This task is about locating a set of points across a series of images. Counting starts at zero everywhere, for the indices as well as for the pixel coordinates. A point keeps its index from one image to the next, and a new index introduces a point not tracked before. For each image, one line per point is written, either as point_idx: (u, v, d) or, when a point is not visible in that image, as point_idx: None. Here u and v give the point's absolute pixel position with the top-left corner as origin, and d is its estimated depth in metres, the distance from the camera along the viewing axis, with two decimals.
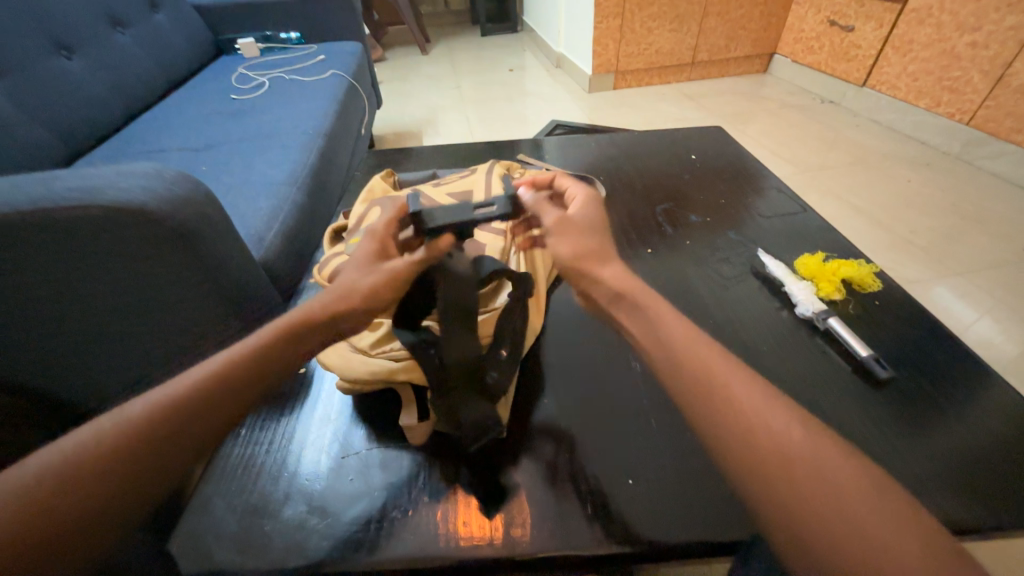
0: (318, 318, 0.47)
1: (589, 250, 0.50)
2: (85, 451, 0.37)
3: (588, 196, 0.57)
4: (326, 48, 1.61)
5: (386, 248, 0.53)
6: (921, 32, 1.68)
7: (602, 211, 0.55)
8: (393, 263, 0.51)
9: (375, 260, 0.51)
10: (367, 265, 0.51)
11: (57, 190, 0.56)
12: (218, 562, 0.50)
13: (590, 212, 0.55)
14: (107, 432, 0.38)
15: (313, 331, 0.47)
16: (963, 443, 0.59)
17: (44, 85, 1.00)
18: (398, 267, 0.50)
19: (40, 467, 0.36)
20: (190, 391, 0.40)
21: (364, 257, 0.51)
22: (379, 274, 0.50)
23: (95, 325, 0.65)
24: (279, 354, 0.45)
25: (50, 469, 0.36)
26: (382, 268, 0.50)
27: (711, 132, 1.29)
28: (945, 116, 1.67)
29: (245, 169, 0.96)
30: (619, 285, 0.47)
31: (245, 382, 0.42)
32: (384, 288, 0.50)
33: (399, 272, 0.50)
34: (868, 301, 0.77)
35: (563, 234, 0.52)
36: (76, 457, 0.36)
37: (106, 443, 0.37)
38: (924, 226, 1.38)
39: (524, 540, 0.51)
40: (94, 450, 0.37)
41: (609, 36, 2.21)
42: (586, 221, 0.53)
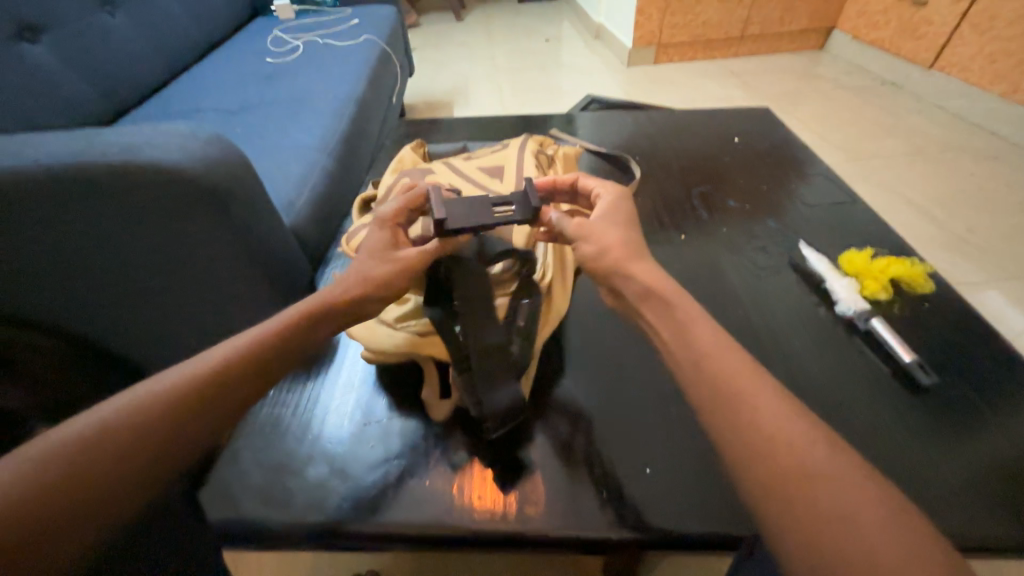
0: (340, 304, 0.50)
1: (617, 249, 0.51)
2: (112, 425, 0.39)
3: (614, 195, 0.58)
4: (361, 12, 1.58)
5: (395, 237, 0.56)
6: (1005, 8, 1.52)
7: (627, 208, 0.57)
8: (406, 251, 0.54)
9: (386, 249, 0.54)
10: (379, 253, 0.53)
11: (101, 148, 0.57)
12: (245, 511, 0.53)
13: (615, 211, 0.56)
14: (133, 408, 0.40)
15: (326, 320, 0.49)
16: (1006, 459, 0.56)
17: (89, 41, 1.03)
18: (412, 255, 0.53)
19: (69, 439, 0.38)
20: (234, 363, 0.44)
21: (374, 246, 0.54)
22: (391, 263, 0.52)
23: (137, 280, 0.68)
24: (293, 342, 0.47)
25: (78, 442, 0.38)
26: (394, 257, 0.53)
27: (758, 112, 1.22)
28: (1021, 105, 1.52)
29: (278, 134, 0.96)
30: (649, 279, 0.48)
31: (263, 364, 0.45)
32: (398, 277, 0.52)
33: (413, 261, 0.53)
34: (915, 302, 0.73)
35: (589, 234, 0.53)
36: (104, 431, 0.39)
37: (134, 419, 0.40)
38: (983, 224, 1.28)
39: (537, 518, 0.52)
40: (122, 424, 0.39)
41: (653, 5, 2.08)
42: (611, 220, 0.54)
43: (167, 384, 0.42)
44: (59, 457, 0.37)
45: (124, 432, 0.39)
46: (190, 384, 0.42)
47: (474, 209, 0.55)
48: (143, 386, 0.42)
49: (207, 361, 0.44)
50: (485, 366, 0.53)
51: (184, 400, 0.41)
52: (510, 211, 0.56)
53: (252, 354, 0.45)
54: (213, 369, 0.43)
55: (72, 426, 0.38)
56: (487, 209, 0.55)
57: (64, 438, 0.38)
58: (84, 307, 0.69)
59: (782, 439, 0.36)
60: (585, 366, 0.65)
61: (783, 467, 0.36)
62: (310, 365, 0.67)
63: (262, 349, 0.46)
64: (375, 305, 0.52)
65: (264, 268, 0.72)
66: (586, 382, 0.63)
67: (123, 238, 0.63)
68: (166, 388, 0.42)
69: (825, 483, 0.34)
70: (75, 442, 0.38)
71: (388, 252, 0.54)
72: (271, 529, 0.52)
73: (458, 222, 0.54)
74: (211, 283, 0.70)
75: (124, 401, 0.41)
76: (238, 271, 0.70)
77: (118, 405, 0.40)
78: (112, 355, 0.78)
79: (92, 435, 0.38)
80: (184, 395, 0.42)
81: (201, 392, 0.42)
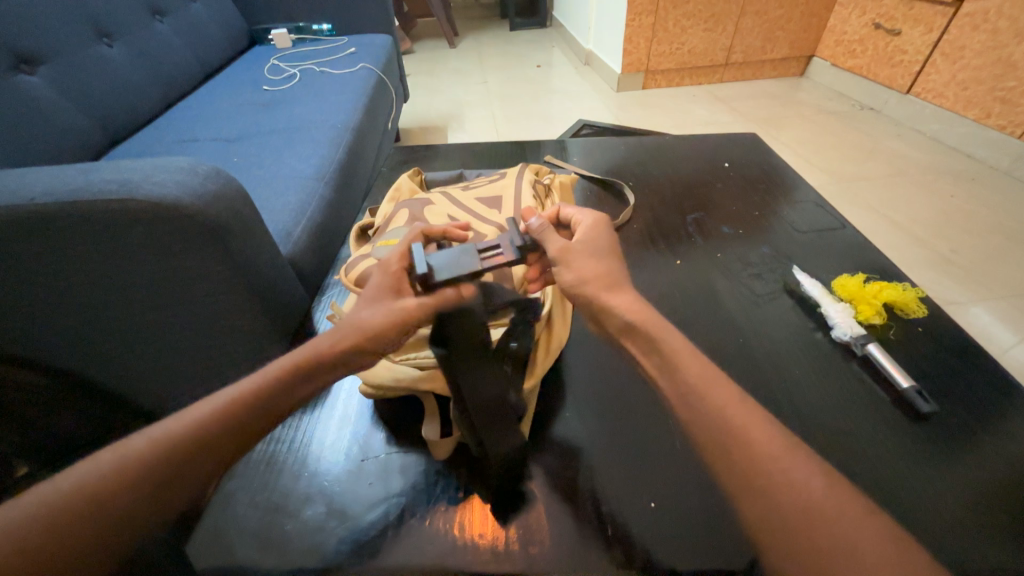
0: (330, 356, 0.45)
1: (597, 276, 0.49)
2: (91, 485, 0.38)
3: (594, 223, 0.56)
4: (357, 41, 1.61)
5: (398, 284, 0.49)
6: (975, 38, 1.59)
7: (609, 235, 0.55)
8: (404, 301, 0.47)
9: (387, 296, 0.48)
10: (378, 301, 0.48)
11: (96, 185, 0.57)
12: (238, 557, 0.51)
13: (597, 239, 0.54)
14: (112, 464, 0.39)
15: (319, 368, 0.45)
16: (1008, 486, 0.56)
17: (87, 72, 1.03)
18: (409, 306, 0.47)
19: (62, 489, 0.38)
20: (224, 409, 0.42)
21: (370, 294, 0.48)
22: (389, 312, 0.47)
23: (132, 314, 0.67)
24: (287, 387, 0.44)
25: (61, 503, 0.37)
26: (393, 306, 0.47)
27: (746, 138, 1.25)
28: (995, 129, 1.58)
29: (275, 162, 0.97)
30: (632, 315, 0.46)
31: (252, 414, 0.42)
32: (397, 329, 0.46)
33: (411, 312, 0.47)
34: (908, 327, 0.74)
35: (573, 260, 0.50)
36: (84, 491, 0.38)
37: (114, 477, 0.38)
38: (966, 244, 1.32)
39: (541, 558, 0.51)
40: (102, 482, 0.38)
41: (640, 34, 2.16)
42: (592, 247, 0.52)
43: (148, 438, 0.40)
44: (50, 509, 0.37)
45: (102, 492, 0.38)
46: (171, 435, 0.40)
47: (462, 257, 0.50)
48: (126, 439, 0.41)
49: (192, 413, 0.42)
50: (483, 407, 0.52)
51: (164, 457, 0.39)
52: (500, 254, 0.51)
53: (240, 405, 0.42)
54: (198, 422, 0.41)
55: (56, 483, 0.38)
56: (474, 255, 0.50)
57: (50, 494, 0.37)
58: (75, 343, 0.68)
59: (787, 479, 0.36)
60: (587, 397, 0.65)
61: (792, 508, 0.35)
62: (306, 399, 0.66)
63: (253, 397, 0.42)
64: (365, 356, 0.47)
65: (261, 300, 0.71)
66: (587, 414, 0.63)
67: (117, 272, 0.62)
68: (148, 442, 0.40)
69: (836, 525, 0.34)
70: (57, 502, 0.37)
71: (388, 299, 0.48)
72: None
73: (445, 273, 0.48)
74: (206, 316, 0.69)
75: (105, 457, 0.39)
76: (234, 303, 0.69)
77: (99, 462, 0.39)
78: (103, 391, 0.76)
79: (73, 491, 0.38)
80: (165, 451, 0.39)
81: (183, 447, 0.40)
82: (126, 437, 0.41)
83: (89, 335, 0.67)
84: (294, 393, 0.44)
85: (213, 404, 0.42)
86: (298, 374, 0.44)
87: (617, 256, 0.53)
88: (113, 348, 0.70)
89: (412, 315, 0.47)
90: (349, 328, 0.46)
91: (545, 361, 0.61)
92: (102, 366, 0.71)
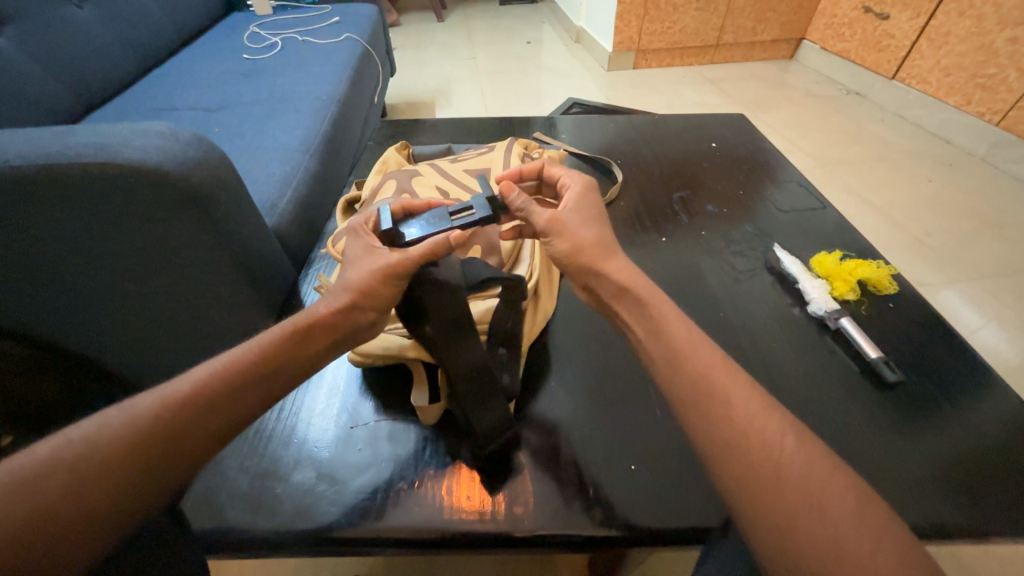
0: (325, 319, 0.46)
1: (589, 244, 0.50)
2: (99, 441, 0.38)
3: (579, 192, 0.56)
4: (341, 10, 1.56)
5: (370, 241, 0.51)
6: (960, 24, 1.61)
7: (596, 203, 0.56)
8: (382, 256, 0.48)
9: (367, 253, 0.49)
10: (358, 259, 0.49)
11: (72, 147, 0.55)
12: (229, 519, 0.52)
13: (585, 207, 0.54)
14: (122, 422, 0.39)
15: (317, 335, 0.46)
16: (963, 450, 0.59)
17: (54, 33, 0.98)
18: (389, 260, 0.47)
19: (69, 447, 0.38)
20: (229, 371, 0.43)
21: (353, 255, 0.50)
22: (371, 267, 0.47)
23: (113, 283, 0.66)
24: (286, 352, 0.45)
25: (68, 457, 0.37)
26: (372, 261, 0.48)
27: (734, 119, 1.26)
28: (974, 115, 1.62)
29: (257, 133, 0.94)
30: (625, 281, 0.48)
31: (257, 376, 0.43)
32: (379, 282, 0.47)
33: (390, 265, 0.47)
34: (881, 303, 0.77)
35: (563, 230, 0.51)
36: (92, 446, 0.38)
37: (121, 433, 0.38)
38: (941, 228, 1.36)
39: (525, 518, 0.53)
40: (109, 438, 0.38)
41: (632, 12, 2.12)
42: (581, 216, 0.53)
43: (156, 397, 0.41)
44: (54, 467, 0.36)
45: (109, 448, 0.38)
46: (179, 394, 0.41)
47: (431, 219, 0.52)
48: (135, 399, 0.41)
49: (198, 374, 0.43)
50: (468, 378, 0.52)
51: (170, 416, 0.40)
52: (471, 213, 0.51)
53: (245, 367, 0.43)
54: (204, 381, 0.42)
55: (64, 438, 0.38)
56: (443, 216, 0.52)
57: (56, 451, 0.37)
58: (53, 313, 0.67)
59: (759, 439, 0.38)
60: (573, 367, 0.66)
61: (762, 464, 0.37)
62: None
63: (256, 361, 0.44)
64: (364, 314, 0.48)
65: (246, 272, 0.70)
66: (572, 382, 0.65)
67: (96, 239, 0.61)
68: (155, 402, 0.40)
69: (800, 478, 0.36)
70: (65, 456, 0.37)
71: (368, 255, 0.49)
72: (255, 537, 0.51)
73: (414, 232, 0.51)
74: (191, 286, 0.69)
75: (114, 414, 0.40)
76: (219, 274, 0.69)
77: (109, 418, 0.40)
78: (86, 362, 0.75)
79: (81, 449, 0.38)
80: (171, 411, 0.40)
81: (192, 405, 0.41)
82: (135, 396, 0.41)
83: (70, 306, 0.66)
84: (296, 358, 0.45)
85: (217, 366, 0.43)
86: (297, 339, 0.46)
87: (605, 223, 0.54)
88: (93, 320, 0.69)
89: (391, 266, 0.47)
90: (339, 290, 0.47)
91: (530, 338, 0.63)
92: (81, 337, 0.70)
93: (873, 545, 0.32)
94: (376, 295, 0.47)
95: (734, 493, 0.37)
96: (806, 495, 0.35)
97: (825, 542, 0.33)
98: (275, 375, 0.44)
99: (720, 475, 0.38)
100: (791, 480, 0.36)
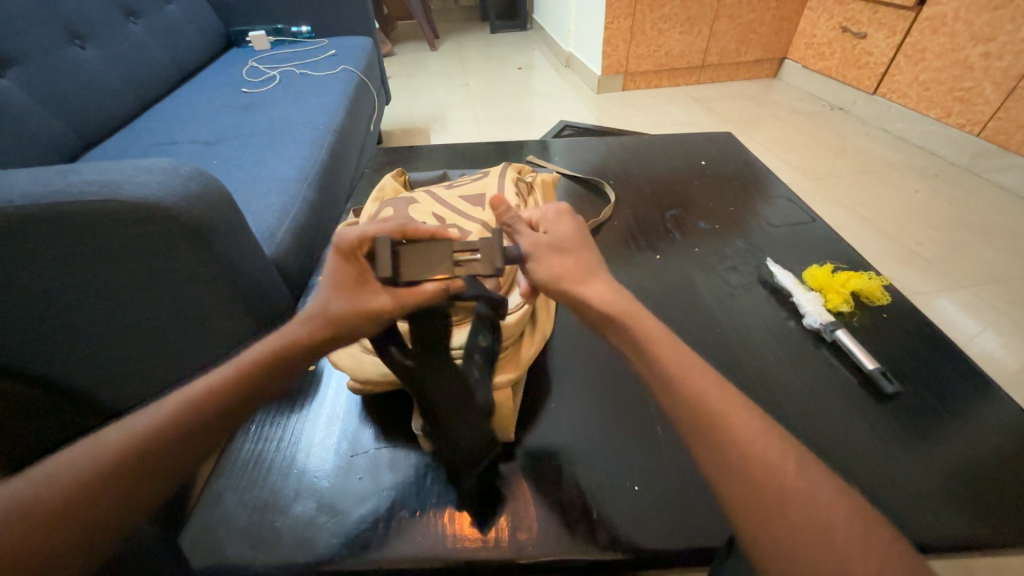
0: (301, 343, 0.45)
1: (570, 269, 0.49)
2: (64, 478, 0.38)
3: (556, 215, 0.54)
4: (338, 43, 1.61)
5: (361, 270, 0.47)
6: (935, 40, 1.67)
7: (574, 225, 0.53)
8: (376, 297, 0.45)
9: (356, 285, 0.46)
10: (346, 289, 0.46)
11: (76, 185, 0.56)
12: (227, 555, 0.51)
13: (564, 231, 0.52)
14: (87, 457, 0.39)
15: (298, 355, 0.45)
16: (963, 458, 0.60)
17: (59, 73, 1.01)
18: (382, 304, 0.45)
19: (36, 485, 0.37)
20: (199, 397, 0.42)
21: (337, 280, 0.46)
22: (356, 304, 0.45)
23: (113, 317, 0.66)
24: (261, 376, 0.44)
25: (34, 498, 0.37)
26: (361, 296, 0.45)
27: (721, 137, 1.29)
28: (955, 127, 1.66)
29: (257, 164, 0.96)
30: (622, 302, 0.47)
31: (232, 405, 0.43)
32: (369, 320, 0.45)
33: (381, 308, 0.45)
34: (873, 314, 0.78)
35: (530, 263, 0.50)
36: (58, 485, 0.37)
37: (86, 470, 0.38)
38: (930, 237, 1.38)
39: (529, 543, 0.52)
40: (75, 476, 0.38)
41: (619, 37, 2.20)
42: (562, 241, 0.51)
43: (122, 431, 0.40)
44: (22, 511, 0.36)
45: (76, 485, 0.37)
46: (145, 425, 0.40)
47: (434, 258, 0.47)
48: (100, 432, 0.41)
49: (170, 401, 0.42)
50: (451, 408, 0.52)
51: (135, 449, 0.39)
52: (477, 261, 0.47)
53: (217, 394, 0.42)
54: (176, 408, 0.41)
55: (27, 479, 0.37)
56: (447, 256, 0.47)
57: (24, 491, 0.37)
58: (53, 348, 0.67)
59: (761, 460, 0.38)
60: (572, 388, 0.66)
61: (765, 484, 0.36)
62: (294, 398, 0.66)
63: (233, 387, 0.43)
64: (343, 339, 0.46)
65: (245, 301, 0.71)
66: (571, 402, 0.65)
67: (95, 274, 0.61)
68: (121, 434, 0.40)
69: (799, 492, 0.36)
70: (31, 497, 0.37)
71: (359, 288, 0.45)
72: (255, 572, 0.51)
73: (413, 274, 0.46)
74: (190, 317, 0.69)
75: (77, 451, 0.39)
76: (218, 304, 0.69)
77: (73, 454, 0.39)
78: (85, 394, 0.75)
79: (49, 488, 0.37)
80: (139, 441, 0.39)
81: (161, 437, 0.40)
82: (100, 431, 0.40)
83: (68, 340, 0.67)
84: (275, 380, 0.45)
85: (191, 393, 0.42)
86: (275, 359, 0.45)
87: (585, 245, 0.52)
88: (93, 352, 0.69)
89: (385, 311, 0.45)
90: (321, 317, 0.45)
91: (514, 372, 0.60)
92: (81, 371, 0.71)
93: (872, 556, 0.33)
94: (362, 327, 0.46)
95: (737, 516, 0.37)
96: (813, 516, 0.35)
97: (824, 552, 0.33)
98: (252, 398, 0.43)
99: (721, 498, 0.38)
100: (797, 502, 0.35)
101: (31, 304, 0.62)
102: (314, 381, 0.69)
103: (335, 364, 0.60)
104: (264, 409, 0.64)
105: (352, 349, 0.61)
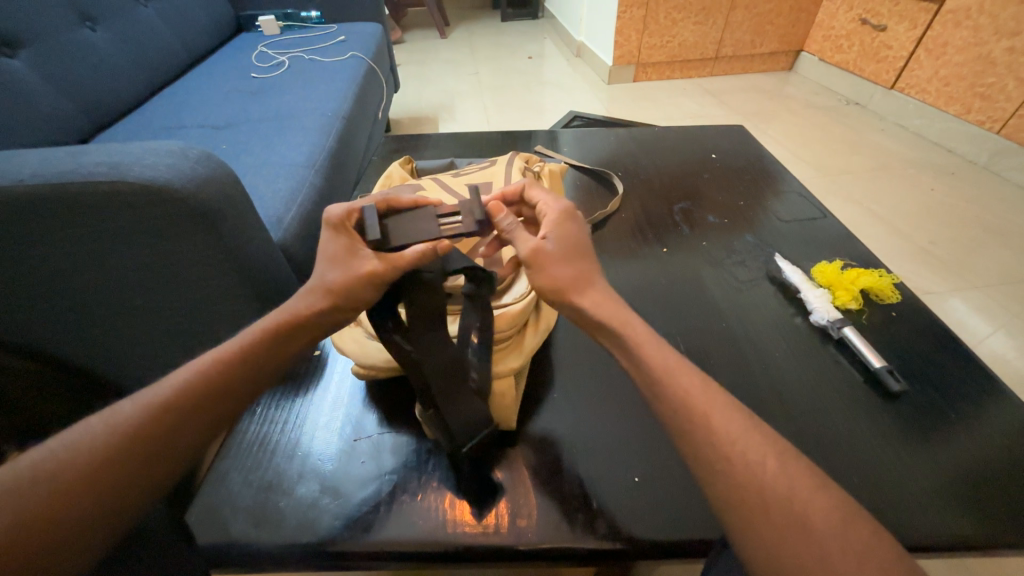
0: (302, 319, 0.47)
1: (568, 279, 0.48)
2: (82, 449, 0.38)
3: (558, 219, 0.53)
4: (348, 29, 1.60)
5: (352, 241, 0.49)
6: (957, 35, 1.63)
7: (576, 234, 0.52)
8: (364, 262, 0.47)
9: (348, 256, 0.47)
10: (340, 261, 0.47)
11: (86, 166, 0.57)
12: (232, 533, 0.53)
13: (563, 238, 0.51)
14: (105, 429, 0.39)
15: (300, 332, 0.47)
16: (969, 461, 0.59)
17: (69, 55, 1.01)
18: (370, 267, 0.46)
19: (55, 455, 0.38)
20: (210, 375, 0.43)
21: (332, 254, 0.47)
22: (350, 272, 0.46)
23: (123, 297, 0.67)
24: (265, 356, 0.45)
25: (54, 469, 0.37)
26: (353, 264, 0.47)
27: (733, 131, 1.27)
28: (975, 124, 1.62)
29: (265, 149, 0.96)
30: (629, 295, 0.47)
31: (239, 384, 0.44)
32: (361, 286, 0.46)
33: (373, 272, 0.46)
34: (883, 312, 0.77)
35: (528, 265, 0.50)
36: (75, 456, 0.38)
37: (104, 442, 0.39)
38: (944, 236, 1.35)
39: (528, 530, 0.53)
40: (93, 447, 0.38)
41: (632, 27, 2.16)
42: (563, 252, 0.50)
43: (135, 403, 0.41)
44: (39, 480, 0.36)
45: (95, 455, 0.38)
46: (163, 399, 0.41)
47: (419, 223, 0.51)
48: (118, 405, 0.41)
49: (181, 377, 0.43)
50: (445, 387, 0.52)
51: (149, 422, 0.40)
52: (456, 223, 0.51)
53: (224, 369, 0.44)
54: (186, 384, 0.42)
55: (47, 449, 0.38)
56: (432, 222, 0.51)
57: (41, 462, 0.37)
58: (66, 327, 0.68)
59: (760, 455, 0.38)
60: (575, 379, 0.66)
61: (761, 481, 0.36)
62: (299, 382, 0.67)
63: (239, 366, 0.44)
64: (340, 313, 0.47)
65: (251, 285, 0.71)
66: (573, 394, 0.65)
67: (106, 255, 0.62)
68: (140, 408, 0.41)
69: (793, 491, 0.36)
70: (49, 467, 0.37)
71: (351, 259, 0.47)
72: (258, 550, 0.52)
73: (402, 238, 0.50)
74: (198, 300, 0.70)
75: (96, 423, 0.40)
76: (225, 288, 0.70)
77: (92, 427, 0.40)
78: (96, 373, 0.76)
79: (67, 458, 0.38)
80: (156, 415, 0.40)
81: (175, 413, 0.41)
82: (116, 404, 0.41)
83: (81, 320, 0.68)
84: (279, 356, 0.46)
85: (200, 369, 0.43)
86: (277, 338, 0.46)
87: (581, 258, 0.50)
88: (105, 333, 0.71)
89: (376, 273, 0.46)
90: (318, 290, 0.47)
91: (514, 357, 0.60)
92: (93, 351, 0.73)
93: (866, 559, 0.32)
94: (356, 295, 0.46)
95: (731, 513, 0.36)
96: (810, 513, 0.35)
97: (817, 555, 0.33)
98: (256, 376, 0.45)
99: (717, 494, 0.37)
100: (794, 499, 0.35)
101: (45, 285, 0.63)
102: (320, 366, 0.70)
103: (339, 349, 0.61)
104: (269, 393, 0.65)
105: (356, 334, 0.62)
